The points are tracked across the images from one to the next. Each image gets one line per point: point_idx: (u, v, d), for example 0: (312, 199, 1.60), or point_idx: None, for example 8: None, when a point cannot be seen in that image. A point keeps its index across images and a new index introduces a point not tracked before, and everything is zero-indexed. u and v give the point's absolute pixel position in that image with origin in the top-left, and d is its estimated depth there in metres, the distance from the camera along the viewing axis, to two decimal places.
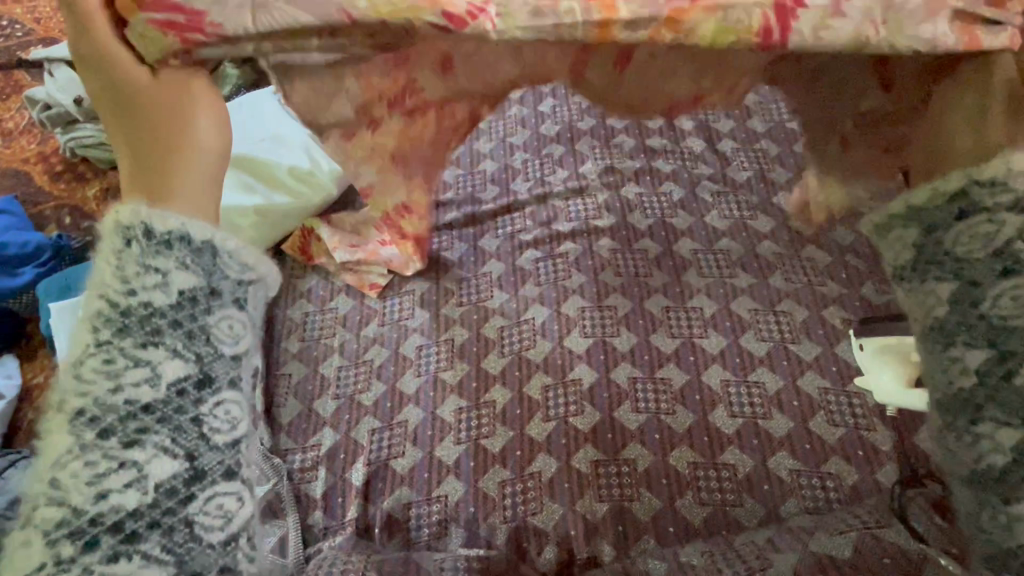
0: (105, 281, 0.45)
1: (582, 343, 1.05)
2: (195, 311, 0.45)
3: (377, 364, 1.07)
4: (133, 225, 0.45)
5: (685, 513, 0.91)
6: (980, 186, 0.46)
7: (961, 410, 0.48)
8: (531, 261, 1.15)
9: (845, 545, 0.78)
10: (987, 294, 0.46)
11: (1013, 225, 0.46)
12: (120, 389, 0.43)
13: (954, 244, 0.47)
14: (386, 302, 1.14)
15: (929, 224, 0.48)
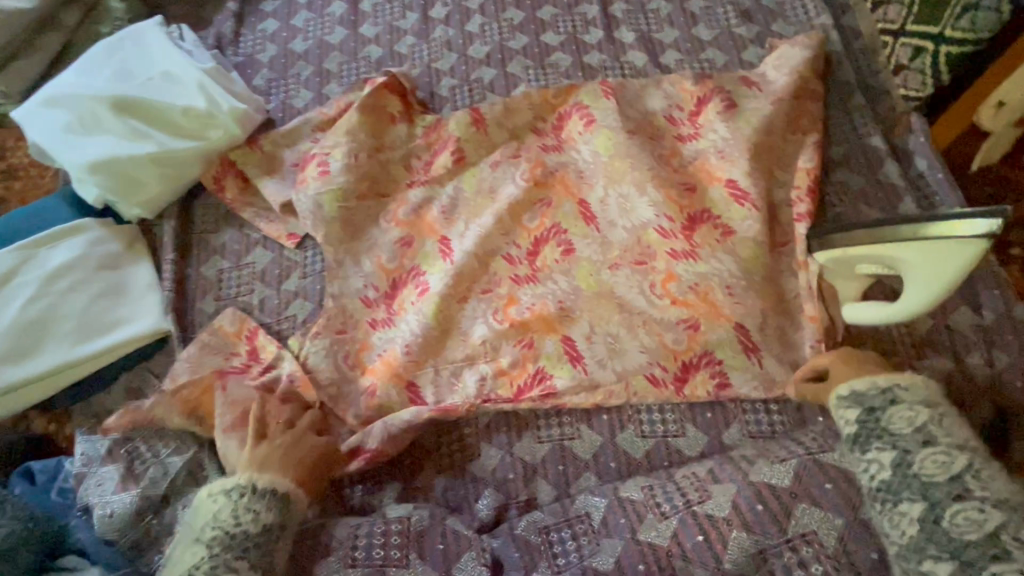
0: (219, 519, 0.71)
1: (518, 283, 0.99)
2: (270, 537, 0.71)
3: (301, 318, 1.00)
4: (245, 484, 0.73)
5: (631, 451, 0.87)
6: (900, 389, 0.71)
7: (896, 490, 0.66)
8: (462, 197, 1.06)
9: (785, 471, 0.73)
10: (914, 457, 0.66)
11: (925, 415, 0.69)
12: (231, 532, 0.70)
13: (887, 417, 0.70)
14: (305, 252, 1.05)
15: (871, 402, 0.71)
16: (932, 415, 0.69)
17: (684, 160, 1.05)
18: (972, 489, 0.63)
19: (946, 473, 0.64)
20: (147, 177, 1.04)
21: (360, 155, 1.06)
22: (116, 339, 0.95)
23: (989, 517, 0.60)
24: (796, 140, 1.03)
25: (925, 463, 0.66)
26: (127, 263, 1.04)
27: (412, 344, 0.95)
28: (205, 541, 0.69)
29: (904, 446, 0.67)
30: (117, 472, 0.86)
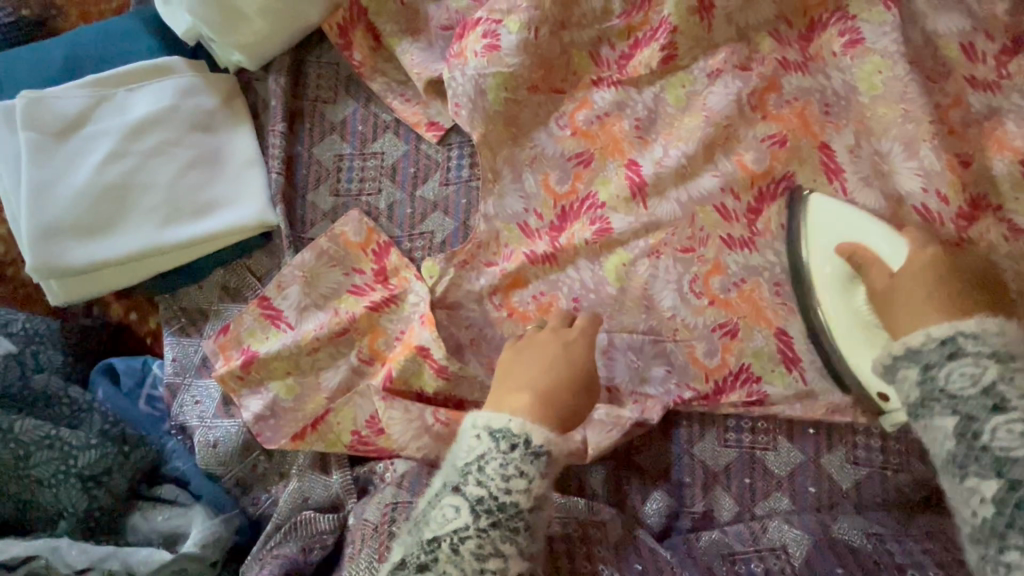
0: (486, 475, 0.55)
1: (726, 240, 0.77)
2: (538, 510, 0.56)
3: (439, 237, 0.79)
4: (519, 433, 0.56)
5: (840, 478, 0.71)
6: (964, 338, 0.51)
7: (964, 459, 0.48)
8: (663, 113, 0.81)
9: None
10: (939, 370, 0.51)
11: (988, 369, 0.49)
12: (501, 498, 0.55)
13: (906, 383, 0.53)
14: (449, 150, 0.81)
15: (926, 358, 0.52)
16: (955, 345, 0.51)
17: (976, 112, 0.77)
18: (921, 342, 0.53)
19: (976, 384, 0.49)
20: (252, 12, 0.77)
21: (542, 31, 0.79)
22: (213, 226, 0.76)
23: (987, 368, 0.49)
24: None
25: (951, 374, 0.50)
26: (221, 125, 0.80)
27: (582, 299, 0.77)
28: (468, 501, 0.55)
29: (933, 361, 0.52)
30: (217, 391, 0.73)
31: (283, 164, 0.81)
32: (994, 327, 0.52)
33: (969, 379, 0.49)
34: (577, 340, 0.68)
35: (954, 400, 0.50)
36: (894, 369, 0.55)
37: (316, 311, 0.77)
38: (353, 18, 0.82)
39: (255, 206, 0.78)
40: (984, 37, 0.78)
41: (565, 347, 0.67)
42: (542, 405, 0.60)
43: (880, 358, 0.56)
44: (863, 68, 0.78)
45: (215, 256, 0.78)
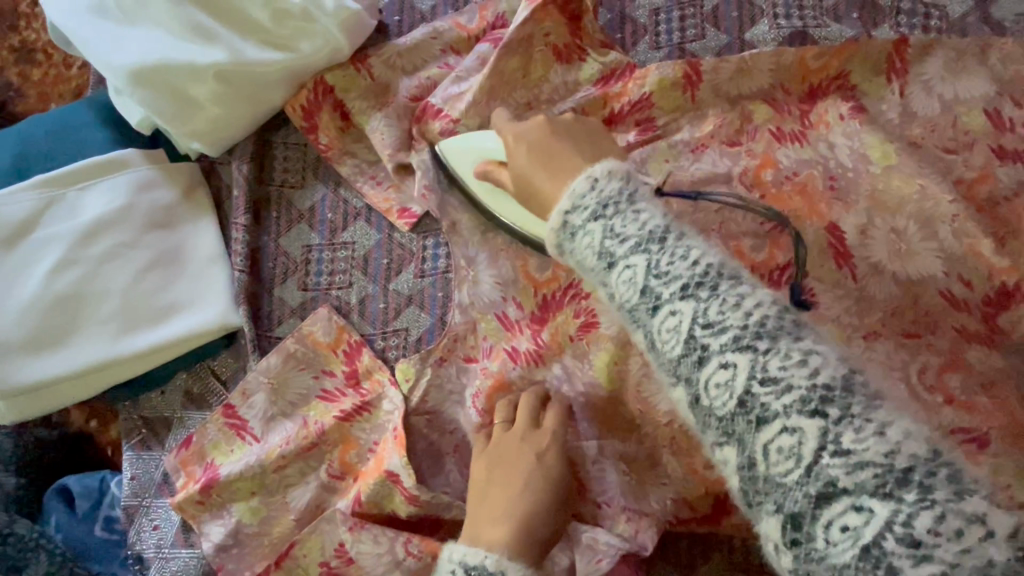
0: None
1: None
2: None
3: (414, 335, 0.73)
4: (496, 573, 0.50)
5: None
6: (571, 214, 0.52)
7: (713, 425, 0.41)
8: None
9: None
10: (613, 289, 0.48)
11: (600, 230, 0.49)
12: None
13: (577, 257, 0.52)
14: (424, 239, 0.76)
15: (562, 242, 0.53)
16: (605, 228, 0.49)
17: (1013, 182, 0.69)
18: (709, 345, 0.42)
19: (681, 342, 0.43)
20: (208, 98, 0.71)
21: (509, 108, 0.75)
22: (171, 332, 0.70)
23: (804, 443, 0.37)
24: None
25: (658, 330, 0.44)
26: (181, 220, 0.75)
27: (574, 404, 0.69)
28: None
29: (644, 321, 0.46)
30: (177, 517, 0.68)
31: (247, 258, 0.76)
32: (649, 240, 0.47)
33: (618, 241, 0.48)
34: (547, 443, 0.62)
35: (665, 366, 0.44)
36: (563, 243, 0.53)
37: (282, 421, 0.71)
38: (317, 97, 0.75)
39: (218, 308, 0.73)
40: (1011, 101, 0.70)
41: (535, 453, 0.61)
42: (528, 530, 0.55)
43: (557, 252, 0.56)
44: (870, 141, 0.71)
45: (175, 362, 0.73)
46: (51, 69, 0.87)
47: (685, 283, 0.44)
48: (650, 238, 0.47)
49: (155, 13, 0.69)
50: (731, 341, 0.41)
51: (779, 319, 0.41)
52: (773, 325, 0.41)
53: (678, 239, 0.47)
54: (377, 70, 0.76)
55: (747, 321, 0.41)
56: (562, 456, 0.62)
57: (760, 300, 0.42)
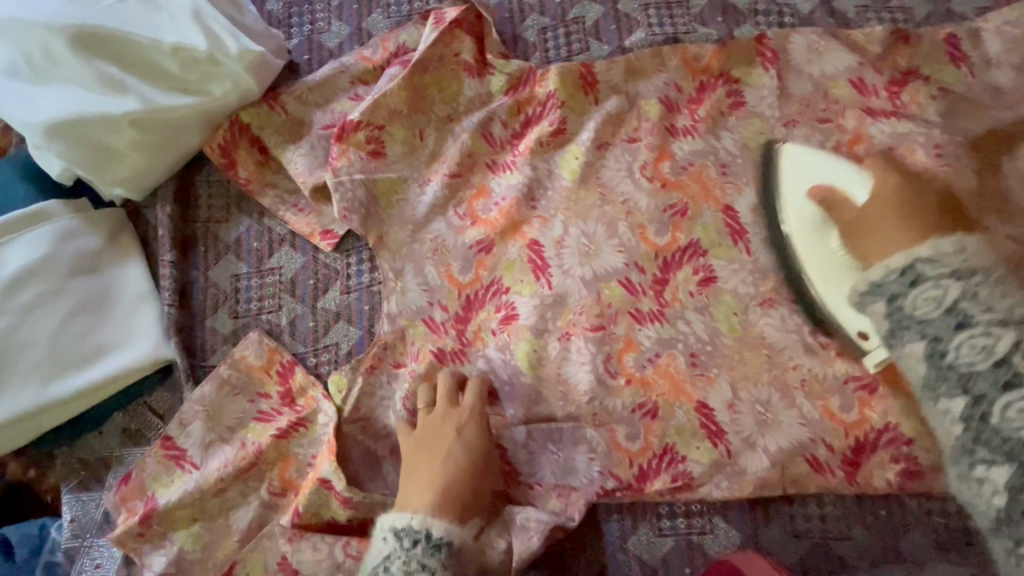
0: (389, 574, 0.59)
1: (635, 315, 0.75)
2: None
3: (345, 348, 0.77)
4: (419, 529, 0.60)
5: (780, 551, 0.69)
6: (922, 265, 0.56)
7: (986, 446, 0.50)
8: (558, 189, 0.79)
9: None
10: (948, 345, 0.53)
11: (954, 292, 0.53)
12: None
13: (903, 303, 0.56)
14: (348, 257, 0.80)
15: (889, 289, 0.57)
16: (964, 291, 0.53)
17: (878, 145, 0.77)
18: (971, 366, 0.51)
19: (988, 358, 0.51)
20: (126, 146, 0.75)
21: (423, 123, 0.80)
22: (105, 372, 0.72)
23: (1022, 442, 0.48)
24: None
25: (960, 345, 0.52)
26: (108, 262, 0.77)
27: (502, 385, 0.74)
28: None
29: (980, 388, 0.51)
30: (118, 552, 0.69)
31: (178, 294, 0.78)
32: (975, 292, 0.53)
33: (976, 304, 0.52)
34: (467, 419, 0.69)
35: (942, 377, 0.53)
36: (864, 300, 0.59)
37: (222, 446, 0.73)
38: (238, 135, 0.80)
39: (151, 343, 0.75)
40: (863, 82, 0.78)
41: (456, 430, 0.68)
42: (444, 503, 0.63)
43: (854, 290, 0.60)
44: (746, 131, 0.80)
45: (111, 401, 0.75)
46: None
47: (1000, 321, 0.51)
48: (968, 290, 0.53)
49: (66, 70, 0.73)
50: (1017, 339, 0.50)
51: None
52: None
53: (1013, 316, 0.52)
54: (292, 103, 0.82)
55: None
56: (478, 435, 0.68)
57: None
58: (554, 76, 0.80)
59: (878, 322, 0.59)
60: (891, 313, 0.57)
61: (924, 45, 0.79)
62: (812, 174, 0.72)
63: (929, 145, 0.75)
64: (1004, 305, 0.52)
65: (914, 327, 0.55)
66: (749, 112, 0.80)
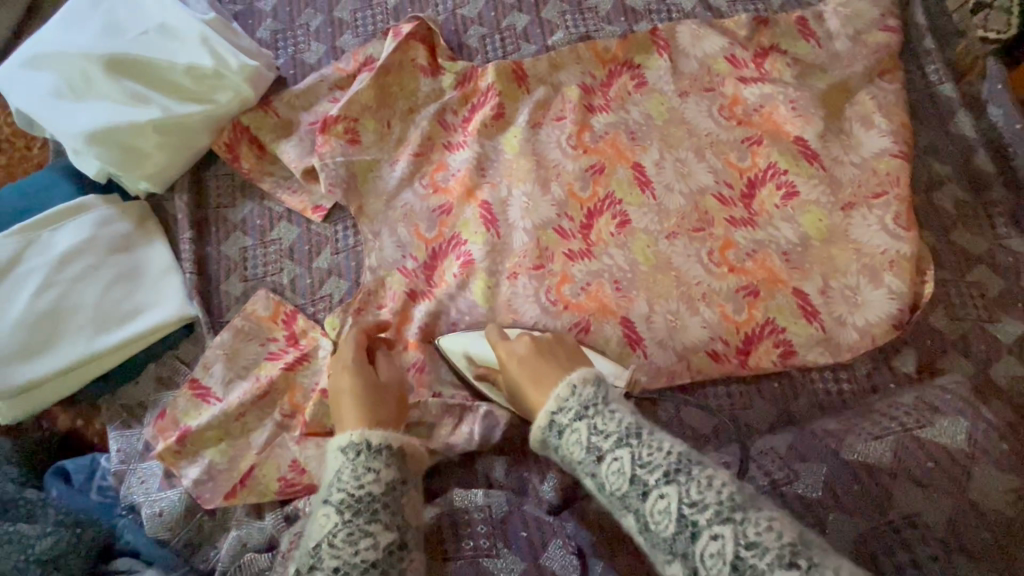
0: (341, 481, 0.65)
1: (568, 252, 0.93)
2: (395, 493, 0.66)
3: (337, 297, 0.94)
4: (359, 441, 0.68)
5: (697, 423, 0.84)
6: (559, 413, 0.66)
7: (662, 549, 0.57)
8: (501, 160, 0.98)
9: (883, 451, 0.67)
10: (645, 512, 0.58)
11: (585, 429, 0.63)
12: (359, 491, 0.64)
13: (563, 450, 0.65)
14: (334, 226, 0.97)
15: (566, 416, 0.65)
16: (679, 492, 0.57)
17: (751, 106, 0.97)
18: (698, 521, 0.55)
19: (673, 522, 0.56)
20: (151, 146, 0.93)
21: (389, 114, 0.99)
22: (139, 328, 0.88)
23: (721, 537, 0.54)
24: (860, 89, 0.95)
25: (704, 556, 0.54)
26: (136, 243, 0.94)
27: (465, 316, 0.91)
28: (334, 504, 0.64)
29: (636, 504, 0.59)
30: (161, 469, 0.83)
31: (196, 265, 0.95)
32: (626, 435, 0.62)
33: (602, 437, 0.62)
34: (349, 351, 0.80)
35: (663, 544, 0.57)
36: (604, 463, 0.61)
37: (240, 382, 0.89)
38: (239, 135, 0.99)
39: (175, 304, 0.91)
40: (734, 61, 0.99)
41: (347, 364, 0.79)
42: (369, 422, 0.71)
43: (537, 438, 0.69)
44: (648, 104, 1.00)
45: (144, 354, 0.90)
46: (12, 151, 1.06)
47: (666, 475, 0.58)
48: (628, 434, 0.61)
49: (100, 90, 0.92)
50: (660, 477, 0.58)
51: (695, 465, 0.59)
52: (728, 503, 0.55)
53: (649, 434, 0.62)
54: (283, 106, 1.01)
55: (719, 499, 0.56)
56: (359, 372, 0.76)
57: (715, 478, 0.57)
58: (492, 71, 0.99)
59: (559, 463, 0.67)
60: (563, 457, 0.66)
61: (780, 27, 1.00)
62: (456, 347, 0.88)
63: (786, 102, 0.95)
64: (668, 447, 0.61)
65: (583, 470, 0.63)
66: (649, 89, 1.01)
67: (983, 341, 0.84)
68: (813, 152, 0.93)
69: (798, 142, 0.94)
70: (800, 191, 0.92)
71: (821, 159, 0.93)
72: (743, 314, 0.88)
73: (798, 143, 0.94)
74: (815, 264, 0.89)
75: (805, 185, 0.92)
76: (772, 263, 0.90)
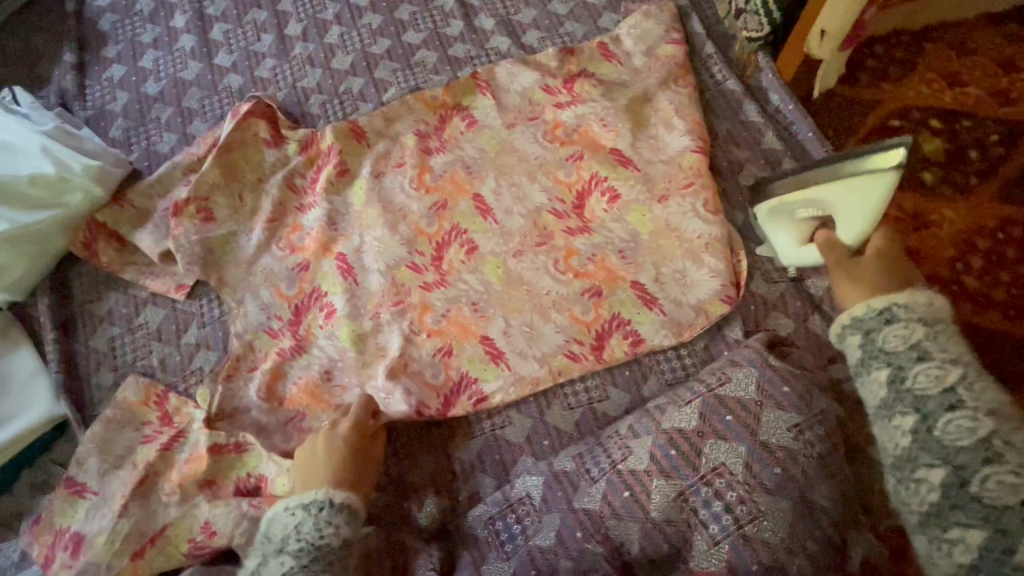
0: (302, 532, 0.73)
1: (423, 285, 0.98)
2: (349, 548, 0.74)
3: (208, 369, 0.96)
4: (323, 499, 0.75)
5: (563, 423, 0.89)
6: (897, 306, 0.66)
7: (898, 405, 0.62)
8: (352, 213, 1.04)
9: (692, 413, 0.76)
10: (908, 373, 0.62)
11: (918, 330, 0.64)
12: (316, 542, 0.72)
13: (879, 338, 0.66)
14: (200, 301, 1.01)
15: (868, 324, 0.68)
16: (950, 385, 0.59)
17: (570, 125, 1.07)
18: (966, 403, 0.58)
19: (939, 386, 0.60)
20: (8, 259, 0.96)
21: (242, 188, 1.05)
22: (5, 436, 0.88)
23: (978, 422, 0.56)
24: (660, 96, 1.06)
25: (945, 427, 0.57)
26: (0, 352, 0.95)
27: (333, 368, 0.95)
28: (290, 551, 0.72)
29: (898, 379, 0.62)
30: (37, 574, 0.84)
31: (63, 363, 0.97)
32: (902, 352, 0.64)
33: (894, 341, 0.65)
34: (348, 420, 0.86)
35: (935, 446, 0.57)
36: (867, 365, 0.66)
37: (115, 471, 0.89)
38: (95, 232, 1.02)
39: (44, 405, 0.92)
40: (549, 88, 1.10)
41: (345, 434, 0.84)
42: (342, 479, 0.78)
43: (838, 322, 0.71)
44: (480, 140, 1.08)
45: (14, 462, 0.90)
46: None
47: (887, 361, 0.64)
48: (901, 356, 0.63)
49: None
50: (928, 377, 0.60)
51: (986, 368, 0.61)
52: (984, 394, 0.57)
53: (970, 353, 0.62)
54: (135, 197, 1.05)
55: (987, 404, 0.57)
56: (353, 424, 0.84)
57: (956, 384, 0.59)
58: (331, 135, 1.07)
59: (854, 352, 0.69)
60: (864, 346, 0.68)
61: (584, 54, 1.11)
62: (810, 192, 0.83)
63: (599, 118, 1.05)
64: (953, 349, 0.62)
65: (873, 355, 0.66)
66: (479, 126, 1.09)
67: (797, 296, 0.93)
68: (627, 157, 1.03)
69: (613, 151, 1.04)
70: (622, 194, 1.01)
71: (635, 162, 1.02)
72: (589, 312, 0.94)
73: (613, 152, 1.04)
74: (647, 255, 0.97)
75: (626, 187, 1.01)
76: (608, 261, 0.97)
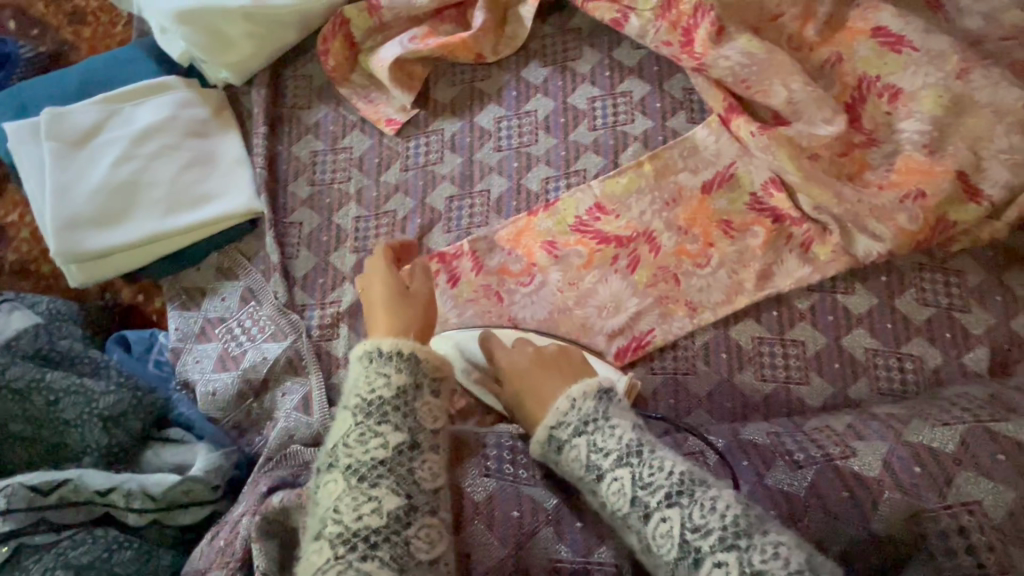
0: (351, 394, 0.64)
1: (642, 200, 0.89)
2: (408, 397, 0.63)
3: (401, 215, 0.92)
4: (372, 349, 0.65)
5: (752, 395, 0.82)
6: (557, 430, 0.64)
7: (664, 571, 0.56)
8: (585, 99, 0.95)
9: (951, 436, 0.66)
10: (646, 535, 0.58)
11: (585, 445, 0.62)
12: (368, 396, 0.62)
13: (563, 465, 0.64)
14: (407, 142, 0.95)
15: (558, 440, 0.64)
16: (682, 523, 0.56)
17: None
18: None
19: (675, 547, 0.55)
20: (237, 35, 0.92)
21: (488, 33, 0.96)
22: (209, 214, 0.89)
23: None
24: (975, 72, 0.83)
25: None
26: (213, 133, 0.95)
27: (555, 242, 0.88)
28: (349, 408, 0.63)
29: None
30: (214, 352, 0.86)
31: (267, 162, 0.95)
32: (626, 453, 0.61)
33: (601, 455, 0.61)
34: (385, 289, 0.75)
35: None
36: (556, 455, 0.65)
37: (298, 283, 0.90)
38: (335, 30, 0.96)
39: (243, 198, 0.91)
40: (871, 13, 0.89)
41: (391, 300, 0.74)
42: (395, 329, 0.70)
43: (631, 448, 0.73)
44: (741, 53, 0.86)
45: (210, 241, 0.91)
46: (100, 26, 1.08)
47: (722, 538, 0.54)
48: (679, 488, 0.57)
49: None
50: (717, 541, 0.54)
51: (746, 523, 0.55)
52: (692, 481, 0.58)
53: (652, 451, 0.61)
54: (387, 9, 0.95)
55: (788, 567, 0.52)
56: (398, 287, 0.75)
57: (725, 500, 0.56)
58: (598, 14, 0.93)
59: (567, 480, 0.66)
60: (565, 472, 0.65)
61: None
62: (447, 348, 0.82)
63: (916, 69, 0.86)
64: (607, 443, 0.62)
65: (629, 526, 0.59)
66: (767, 36, 0.91)
67: None
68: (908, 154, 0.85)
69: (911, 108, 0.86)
70: (873, 166, 0.86)
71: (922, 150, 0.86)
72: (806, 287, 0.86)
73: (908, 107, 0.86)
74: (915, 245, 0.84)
75: (876, 153, 0.86)
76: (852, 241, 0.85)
